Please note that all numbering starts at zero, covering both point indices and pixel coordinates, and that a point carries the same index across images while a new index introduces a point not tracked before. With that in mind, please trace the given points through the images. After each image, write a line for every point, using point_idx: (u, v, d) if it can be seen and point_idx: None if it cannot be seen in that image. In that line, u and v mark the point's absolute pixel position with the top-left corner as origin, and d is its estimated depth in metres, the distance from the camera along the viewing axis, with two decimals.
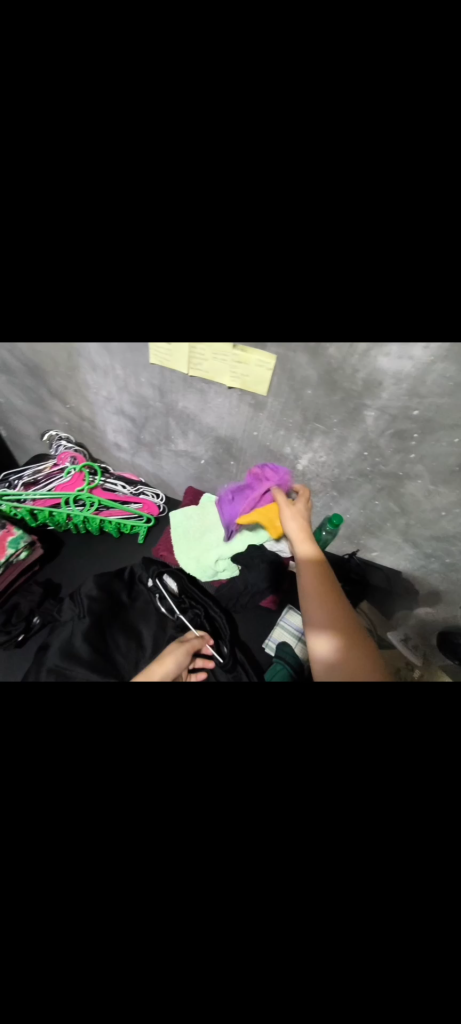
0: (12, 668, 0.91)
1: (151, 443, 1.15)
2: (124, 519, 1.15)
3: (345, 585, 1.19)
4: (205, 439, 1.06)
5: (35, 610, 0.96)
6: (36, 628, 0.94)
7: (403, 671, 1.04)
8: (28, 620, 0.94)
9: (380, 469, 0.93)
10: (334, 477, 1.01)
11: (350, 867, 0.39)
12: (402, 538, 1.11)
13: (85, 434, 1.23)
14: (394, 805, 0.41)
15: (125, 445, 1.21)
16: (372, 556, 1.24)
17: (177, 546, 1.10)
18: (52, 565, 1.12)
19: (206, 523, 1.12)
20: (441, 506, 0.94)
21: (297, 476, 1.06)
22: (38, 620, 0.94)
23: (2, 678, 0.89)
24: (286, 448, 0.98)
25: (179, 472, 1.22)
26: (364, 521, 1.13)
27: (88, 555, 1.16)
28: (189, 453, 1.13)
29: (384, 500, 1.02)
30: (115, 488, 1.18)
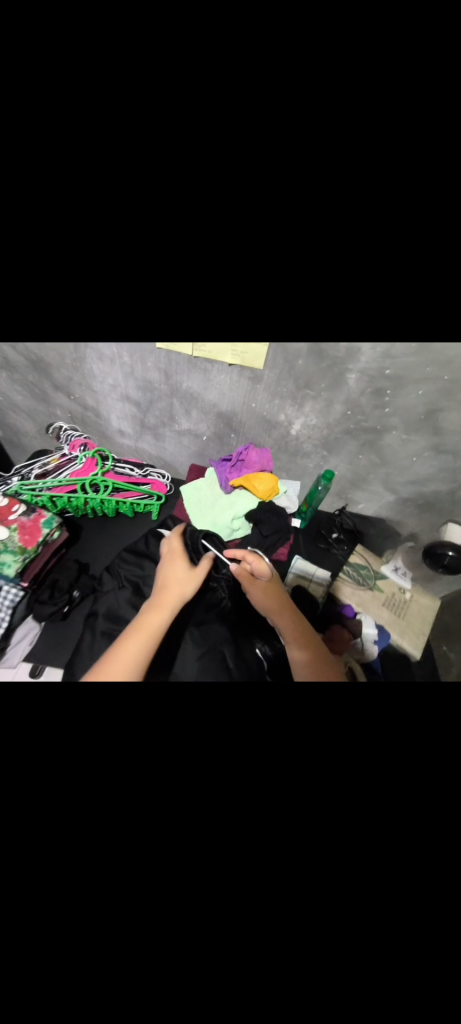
0: (63, 639, 0.99)
1: (155, 425, 1.24)
2: (137, 499, 1.24)
3: (340, 534, 1.37)
4: (207, 416, 1.17)
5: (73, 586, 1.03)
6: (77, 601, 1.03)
7: (398, 594, 1.24)
8: (69, 594, 1.01)
9: (362, 425, 1.10)
10: (323, 438, 1.18)
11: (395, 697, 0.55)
12: (383, 486, 1.30)
13: (88, 424, 1.29)
14: None
15: (129, 431, 1.29)
16: (359, 507, 1.42)
17: (194, 512, 1.22)
18: (78, 547, 1.19)
19: (217, 491, 1.26)
20: (414, 452, 1.13)
21: (291, 441, 1.21)
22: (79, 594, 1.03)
23: (55, 647, 0.98)
24: (281, 416, 1.12)
25: (182, 451, 1.33)
26: (350, 476, 1.31)
27: (108, 536, 1.24)
28: (192, 431, 1.24)
29: (367, 453, 1.20)
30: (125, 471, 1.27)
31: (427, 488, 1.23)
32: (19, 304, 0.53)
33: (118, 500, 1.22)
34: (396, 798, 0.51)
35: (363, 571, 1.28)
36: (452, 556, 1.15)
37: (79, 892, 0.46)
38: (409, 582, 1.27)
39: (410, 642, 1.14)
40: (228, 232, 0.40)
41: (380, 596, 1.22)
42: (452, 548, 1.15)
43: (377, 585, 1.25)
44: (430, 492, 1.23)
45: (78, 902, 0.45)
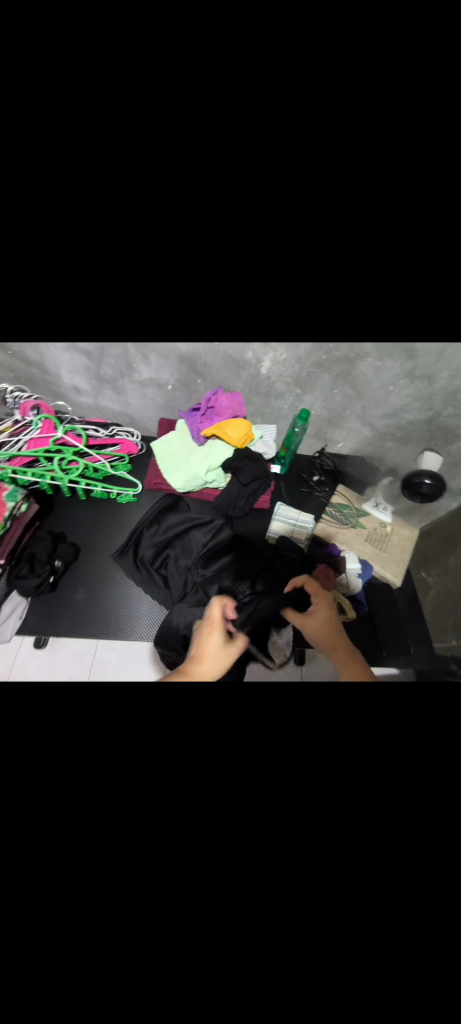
0: (52, 610, 1.04)
1: (113, 377, 1.12)
2: (101, 466, 1.18)
3: (320, 477, 1.34)
4: (168, 362, 1.07)
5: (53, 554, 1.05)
6: (59, 568, 1.06)
7: (380, 529, 1.27)
8: (51, 562, 1.03)
9: (334, 354, 1.02)
10: (295, 373, 1.10)
11: (363, 854, 0.51)
12: (361, 423, 1.26)
13: (37, 383, 1.17)
14: (397, 804, 0.56)
15: (85, 386, 1.17)
16: (338, 448, 1.39)
17: (167, 468, 1.18)
18: (51, 517, 1.16)
19: (188, 446, 1.19)
20: (390, 382, 1.09)
21: (262, 382, 1.13)
22: (60, 561, 1.05)
23: (48, 621, 1.03)
24: (248, 354, 1.03)
25: (147, 403, 1.23)
26: (326, 414, 1.25)
27: (81, 509, 1.18)
28: (155, 380, 1.14)
29: (341, 388, 1.14)
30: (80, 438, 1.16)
31: (404, 422, 1.20)
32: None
33: (80, 471, 1.14)
34: (402, 824, 0.54)
35: (345, 511, 1.29)
36: (429, 484, 1.14)
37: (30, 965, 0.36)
38: (390, 516, 1.29)
39: (392, 573, 1.20)
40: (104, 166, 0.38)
41: (362, 533, 1.25)
42: (429, 476, 1.13)
43: (358, 521, 1.28)
44: (407, 424, 1.20)
45: (88, 938, 0.45)
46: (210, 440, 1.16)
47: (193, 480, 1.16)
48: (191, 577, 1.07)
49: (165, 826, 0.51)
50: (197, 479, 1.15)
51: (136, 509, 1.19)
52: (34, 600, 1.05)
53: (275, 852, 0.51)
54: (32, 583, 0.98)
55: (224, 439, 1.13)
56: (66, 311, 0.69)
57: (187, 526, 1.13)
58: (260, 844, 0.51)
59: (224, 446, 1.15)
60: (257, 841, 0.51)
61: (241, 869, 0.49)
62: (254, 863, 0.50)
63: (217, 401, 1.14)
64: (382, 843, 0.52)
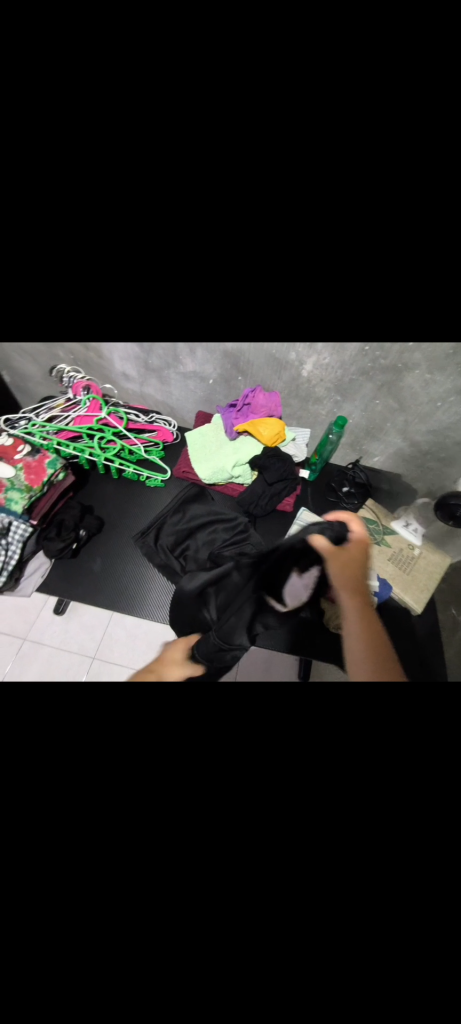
0: (70, 576, 1.10)
1: (159, 367, 1.18)
2: (136, 449, 1.24)
3: (350, 489, 1.31)
4: (212, 357, 1.10)
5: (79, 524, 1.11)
6: (83, 538, 1.11)
7: (406, 550, 1.20)
8: (77, 530, 1.09)
9: (380, 364, 1.00)
10: (337, 380, 1.08)
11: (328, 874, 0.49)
12: (401, 438, 1.21)
13: (91, 366, 1.25)
14: None
15: (133, 373, 1.24)
16: (373, 462, 1.34)
17: (196, 459, 1.20)
18: (83, 490, 1.23)
19: (220, 440, 1.21)
20: (438, 398, 1.04)
21: (302, 385, 1.13)
22: (84, 531, 1.11)
23: (65, 585, 1.09)
24: (291, 356, 1.03)
25: (188, 395, 1.28)
26: (366, 425, 1.21)
27: (112, 487, 1.25)
28: (198, 374, 1.18)
29: (384, 400, 1.11)
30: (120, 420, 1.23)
31: (449, 442, 1.13)
32: (12, 301, 0.56)
33: (116, 451, 1.21)
34: None
35: (371, 526, 1.24)
36: None
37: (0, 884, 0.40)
38: (419, 538, 1.22)
39: (412, 599, 1.12)
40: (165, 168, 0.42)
41: (385, 551, 1.19)
42: None
43: (384, 539, 1.22)
44: (451, 445, 1.13)
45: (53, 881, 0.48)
46: (241, 437, 1.18)
47: (219, 473, 1.17)
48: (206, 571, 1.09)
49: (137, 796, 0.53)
50: (224, 472, 1.16)
51: (163, 495, 1.24)
52: (55, 564, 1.12)
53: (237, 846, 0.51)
54: (57, 547, 1.04)
55: (255, 438, 1.14)
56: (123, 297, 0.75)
57: (208, 518, 1.15)
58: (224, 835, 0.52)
59: (254, 444, 1.16)
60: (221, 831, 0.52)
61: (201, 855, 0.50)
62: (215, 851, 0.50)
63: (253, 400, 1.15)
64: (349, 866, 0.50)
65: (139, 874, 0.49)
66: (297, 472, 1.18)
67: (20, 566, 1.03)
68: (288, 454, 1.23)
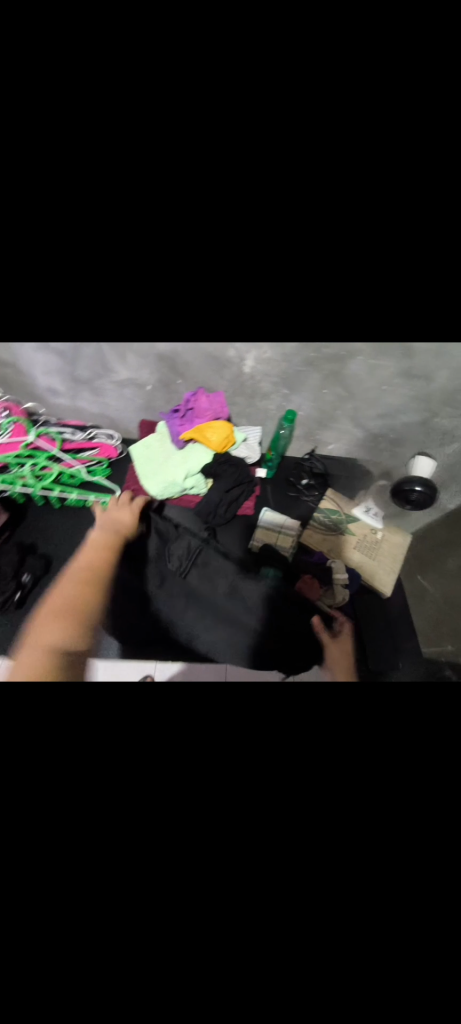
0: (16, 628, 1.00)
1: (89, 377, 1.07)
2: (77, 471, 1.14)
3: (309, 481, 1.29)
4: (146, 361, 1.01)
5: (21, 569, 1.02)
6: (27, 583, 1.02)
7: (369, 535, 1.21)
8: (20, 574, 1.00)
9: (323, 352, 0.96)
10: (281, 373, 1.04)
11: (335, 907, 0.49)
12: (353, 424, 1.19)
13: (11, 384, 1.11)
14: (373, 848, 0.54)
15: (61, 387, 1.11)
16: (328, 450, 1.33)
17: (144, 474, 1.12)
18: (24, 526, 1.11)
19: (167, 450, 1.13)
20: (383, 381, 1.02)
21: (246, 382, 1.07)
22: (27, 577, 1.02)
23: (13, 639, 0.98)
24: (230, 352, 0.97)
25: (127, 405, 1.17)
26: (316, 415, 1.18)
27: (56, 517, 1.13)
28: (134, 381, 1.08)
29: (331, 388, 1.08)
30: (53, 443, 1.14)
31: (397, 422, 1.13)
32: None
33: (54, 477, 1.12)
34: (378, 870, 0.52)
35: (333, 516, 1.23)
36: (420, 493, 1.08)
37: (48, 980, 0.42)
38: (381, 522, 1.23)
39: (380, 581, 1.14)
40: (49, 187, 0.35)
41: (350, 540, 1.19)
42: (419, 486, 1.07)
43: (347, 527, 1.22)
44: (400, 426, 1.14)
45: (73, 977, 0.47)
46: (190, 445, 1.10)
47: (171, 487, 1.10)
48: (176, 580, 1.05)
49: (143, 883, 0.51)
50: (175, 484, 1.10)
51: (115, 517, 1.15)
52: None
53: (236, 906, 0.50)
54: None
55: (204, 444, 1.08)
56: (25, 304, 0.65)
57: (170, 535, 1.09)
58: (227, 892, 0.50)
59: (204, 450, 1.10)
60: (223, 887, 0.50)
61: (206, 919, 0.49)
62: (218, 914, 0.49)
63: (197, 404, 1.08)
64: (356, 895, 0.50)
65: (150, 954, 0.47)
66: (252, 473, 1.13)
67: None
68: (241, 455, 1.17)
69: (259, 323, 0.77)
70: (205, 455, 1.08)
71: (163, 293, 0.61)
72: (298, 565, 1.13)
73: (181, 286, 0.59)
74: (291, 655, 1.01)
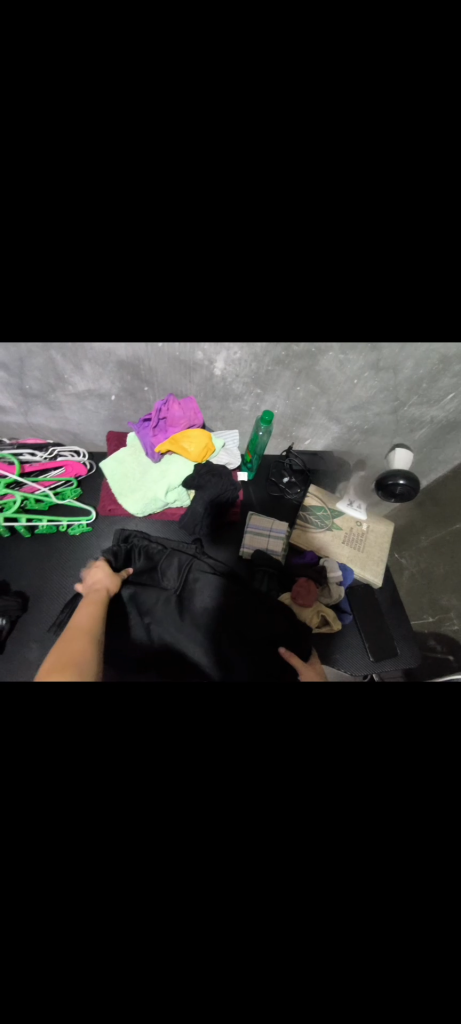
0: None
1: (43, 391, 0.96)
2: (43, 493, 1.02)
3: (291, 480, 1.27)
4: (107, 370, 0.92)
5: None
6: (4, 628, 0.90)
7: (356, 529, 1.22)
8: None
9: (295, 348, 0.92)
10: (254, 372, 0.99)
11: None
12: (328, 419, 1.18)
13: None
14: None
15: (11, 405, 0.99)
16: (306, 446, 1.31)
17: (121, 492, 1.04)
18: None
19: (142, 463, 1.05)
20: (355, 375, 1.01)
21: (218, 384, 1.01)
22: (4, 621, 0.90)
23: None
24: (198, 355, 0.90)
25: (90, 418, 1.08)
26: (291, 412, 1.16)
27: (27, 549, 1.02)
28: (94, 391, 0.98)
29: (304, 385, 1.05)
30: (12, 467, 1.01)
31: (371, 413, 1.13)
32: None
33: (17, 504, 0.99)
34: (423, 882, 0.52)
35: (319, 513, 1.22)
36: (403, 487, 1.09)
37: None
38: (364, 513, 1.24)
39: (371, 573, 1.15)
40: None
41: (339, 536, 1.19)
42: (402, 479, 1.07)
43: (334, 523, 1.22)
44: (374, 416, 1.14)
45: None
46: (166, 456, 1.03)
47: (151, 503, 1.03)
48: (163, 601, 0.98)
49: None
50: (156, 500, 1.03)
51: (94, 540, 1.06)
52: None
53: None
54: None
55: (182, 454, 1.01)
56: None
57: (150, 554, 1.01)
58: None
59: (182, 460, 1.03)
60: None
61: None
62: None
63: (168, 413, 1.00)
64: None
65: None
66: (236, 479, 1.09)
67: None
68: (221, 461, 1.13)
69: (227, 320, 0.72)
70: (184, 465, 1.02)
71: (127, 301, 0.54)
72: (291, 567, 1.11)
73: (147, 293, 0.52)
74: (259, 665, 0.93)
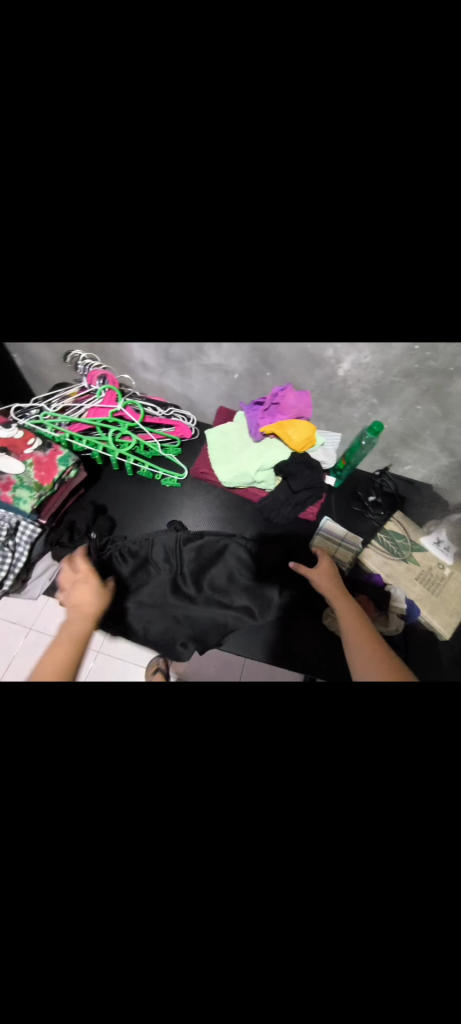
0: None
1: (181, 357, 1.09)
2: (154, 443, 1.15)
3: (377, 500, 1.22)
4: (240, 349, 1.00)
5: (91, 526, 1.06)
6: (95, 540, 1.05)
7: (436, 571, 1.11)
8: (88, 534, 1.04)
9: (429, 365, 0.89)
10: (376, 381, 0.98)
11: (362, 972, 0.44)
12: (440, 448, 1.10)
13: (109, 355, 1.16)
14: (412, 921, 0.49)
15: (152, 363, 1.15)
16: (404, 471, 1.24)
17: (217, 461, 1.13)
18: (97, 489, 1.16)
19: (243, 440, 1.13)
20: None
21: (337, 384, 1.03)
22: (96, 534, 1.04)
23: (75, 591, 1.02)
24: (328, 352, 0.93)
25: (209, 390, 1.19)
26: (401, 432, 1.11)
27: (125, 487, 1.17)
28: (223, 366, 1.08)
29: (426, 406, 1.00)
30: (137, 413, 1.15)
31: None
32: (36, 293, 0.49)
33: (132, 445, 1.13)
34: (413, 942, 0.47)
35: (398, 540, 1.15)
36: None
37: (72, 920, 0.45)
38: (450, 558, 1.13)
39: (440, 625, 1.04)
40: (217, 196, 0.39)
41: (413, 571, 1.11)
42: None
43: (411, 556, 1.13)
44: None
45: (76, 936, 0.46)
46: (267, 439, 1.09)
47: (241, 477, 1.10)
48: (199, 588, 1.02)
49: (161, 859, 0.48)
50: (246, 476, 1.09)
51: (180, 496, 1.17)
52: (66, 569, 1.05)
53: (256, 926, 0.47)
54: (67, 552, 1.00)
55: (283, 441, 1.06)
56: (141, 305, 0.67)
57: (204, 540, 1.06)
58: (249, 911, 0.47)
59: (281, 446, 1.08)
60: (247, 901, 0.47)
61: (221, 924, 0.46)
62: (237, 924, 0.47)
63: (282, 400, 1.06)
64: (386, 962, 0.45)
65: (159, 938, 0.46)
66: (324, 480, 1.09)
67: (27, 567, 0.97)
68: (317, 459, 1.15)
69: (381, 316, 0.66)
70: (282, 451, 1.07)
71: None
72: (352, 584, 1.07)
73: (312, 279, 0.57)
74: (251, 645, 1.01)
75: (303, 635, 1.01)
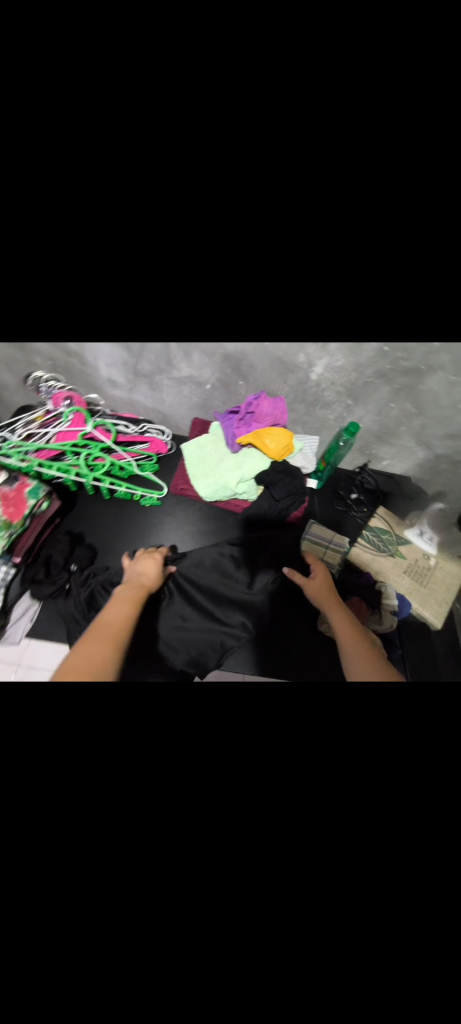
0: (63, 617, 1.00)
1: (150, 372, 1.06)
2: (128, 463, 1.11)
3: (360, 497, 1.22)
4: (210, 360, 0.98)
5: (70, 557, 1.02)
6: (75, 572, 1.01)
7: (422, 562, 1.13)
8: (67, 567, 1.00)
9: (399, 364, 0.90)
10: (349, 382, 0.98)
11: None
12: (416, 442, 1.12)
13: (74, 374, 1.11)
14: None
15: (121, 380, 1.11)
16: (383, 466, 1.26)
17: (195, 476, 1.10)
18: (73, 515, 1.12)
19: (220, 452, 1.11)
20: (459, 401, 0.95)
21: (310, 388, 1.02)
22: (76, 566, 1.01)
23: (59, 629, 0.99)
24: (299, 357, 0.92)
25: (182, 403, 1.16)
26: (377, 429, 1.12)
27: (104, 509, 1.14)
28: (194, 378, 1.06)
29: (399, 403, 1.01)
30: (108, 433, 1.12)
31: None
32: None
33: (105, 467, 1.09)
34: None
35: (384, 535, 1.17)
36: None
37: None
38: (435, 548, 1.15)
39: (431, 614, 1.06)
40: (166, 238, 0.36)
41: (401, 565, 1.12)
42: None
43: (398, 550, 1.15)
44: None
45: None
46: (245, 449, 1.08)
47: (222, 490, 1.08)
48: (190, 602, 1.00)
49: None
50: (227, 488, 1.08)
51: (162, 514, 1.14)
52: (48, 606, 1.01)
53: None
54: (47, 589, 0.96)
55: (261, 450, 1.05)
56: (106, 308, 0.65)
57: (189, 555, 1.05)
58: None
59: (259, 455, 1.07)
60: None
61: None
62: None
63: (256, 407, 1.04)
64: None
65: None
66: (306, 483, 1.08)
67: (5, 612, 0.93)
68: (296, 463, 1.14)
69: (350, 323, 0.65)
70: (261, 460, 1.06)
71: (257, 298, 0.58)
72: (344, 584, 1.07)
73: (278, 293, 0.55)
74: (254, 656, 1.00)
75: (305, 642, 1.00)
